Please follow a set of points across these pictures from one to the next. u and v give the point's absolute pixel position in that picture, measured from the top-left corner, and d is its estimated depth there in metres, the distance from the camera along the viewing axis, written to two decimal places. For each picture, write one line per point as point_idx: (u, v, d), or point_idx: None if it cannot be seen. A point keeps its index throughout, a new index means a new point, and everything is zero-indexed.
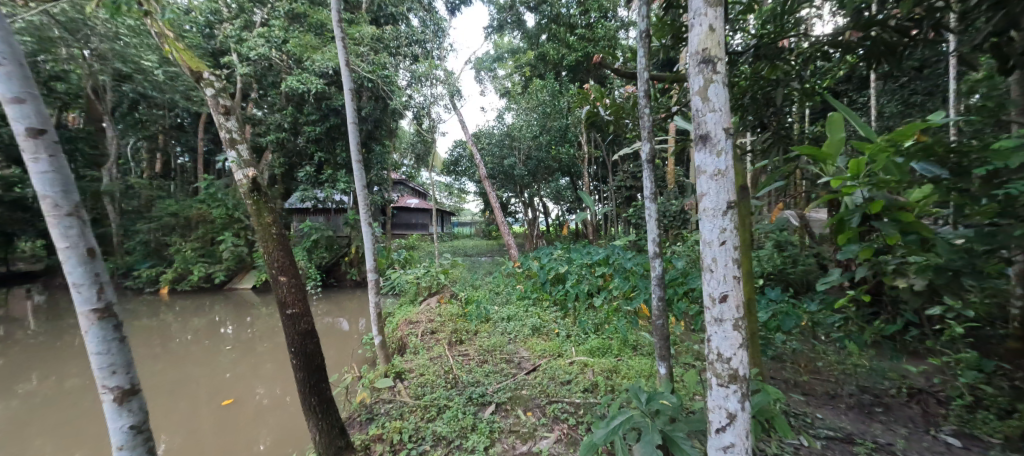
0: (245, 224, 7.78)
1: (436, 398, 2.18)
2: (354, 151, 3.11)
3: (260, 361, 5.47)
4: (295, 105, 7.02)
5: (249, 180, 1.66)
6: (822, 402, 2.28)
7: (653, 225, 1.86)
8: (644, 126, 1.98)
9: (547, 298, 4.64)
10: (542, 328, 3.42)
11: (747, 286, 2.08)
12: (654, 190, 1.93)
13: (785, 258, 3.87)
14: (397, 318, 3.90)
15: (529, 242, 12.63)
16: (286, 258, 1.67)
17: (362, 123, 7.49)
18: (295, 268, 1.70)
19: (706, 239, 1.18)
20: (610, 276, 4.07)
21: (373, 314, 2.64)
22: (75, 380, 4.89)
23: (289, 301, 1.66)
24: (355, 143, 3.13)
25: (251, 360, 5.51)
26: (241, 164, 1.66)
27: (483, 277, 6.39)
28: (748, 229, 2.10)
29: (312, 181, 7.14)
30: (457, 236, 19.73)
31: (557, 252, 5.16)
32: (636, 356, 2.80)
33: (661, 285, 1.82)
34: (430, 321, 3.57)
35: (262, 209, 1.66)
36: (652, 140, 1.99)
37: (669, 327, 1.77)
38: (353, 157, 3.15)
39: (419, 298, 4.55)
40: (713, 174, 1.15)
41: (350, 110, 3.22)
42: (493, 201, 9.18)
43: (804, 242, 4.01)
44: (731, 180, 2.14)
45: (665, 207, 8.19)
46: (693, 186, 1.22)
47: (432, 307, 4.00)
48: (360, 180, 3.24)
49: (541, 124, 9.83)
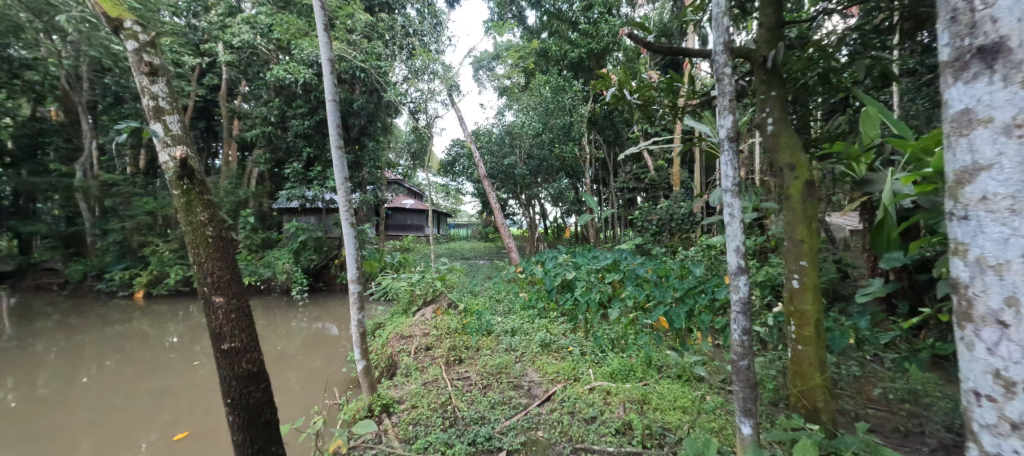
0: (228, 224, 7.09)
1: (432, 442, 1.80)
2: (332, 134, 2.43)
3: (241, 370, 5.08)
4: (282, 97, 6.59)
5: (178, 158, 1.51)
6: (896, 444, 1.92)
7: (737, 232, 1.58)
8: (722, 102, 1.61)
9: (554, 307, 4.19)
10: (551, 344, 3.02)
11: (814, 305, 1.70)
12: (735, 184, 1.60)
13: None
14: (388, 331, 3.46)
15: (529, 245, 12.15)
16: (226, 273, 1.57)
17: (354, 117, 7.07)
18: (234, 288, 1.59)
19: (981, 248, 0.80)
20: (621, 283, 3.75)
21: (357, 334, 2.23)
22: (44, 390, 4.48)
23: (225, 328, 1.55)
24: (334, 122, 2.46)
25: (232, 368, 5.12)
26: (169, 142, 1.55)
27: (483, 282, 5.97)
28: (815, 234, 1.72)
29: (300, 178, 6.69)
30: (453, 238, 19.20)
31: (563, 256, 4.77)
32: (665, 381, 2.41)
33: (745, 312, 1.58)
34: (426, 335, 3.15)
35: (192, 204, 1.53)
36: (731, 114, 1.62)
37: (753, 371, 1.53)
38: (331, 140, 2.49)
39: (413, 308, 4.07)
40: (1005, 125, 0.76)
41: (323, 68, 2.43)
42: (492, 201, 8.65)
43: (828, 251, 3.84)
44: (795, 174, 1.76)
45: (674, 210, 7.77)
46: (962, 149, 0.83)
47: (427, 317, 3.55)
48: (342, 169, 2.63)
49: (543, 120, 9.38)
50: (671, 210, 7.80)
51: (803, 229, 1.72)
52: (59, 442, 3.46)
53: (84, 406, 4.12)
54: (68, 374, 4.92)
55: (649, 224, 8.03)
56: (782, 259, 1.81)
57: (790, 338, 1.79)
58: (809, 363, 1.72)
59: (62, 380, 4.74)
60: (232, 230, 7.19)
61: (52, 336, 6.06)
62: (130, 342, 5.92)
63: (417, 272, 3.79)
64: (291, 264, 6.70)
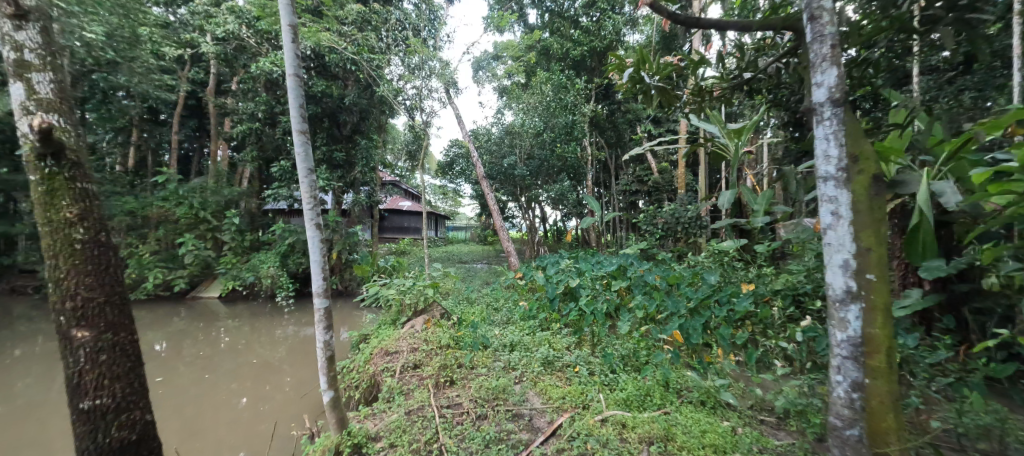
0: (213, 225, 6.72)
1: None
2: (293, 117, 2.05)
3: (228, 379, 4.88)
4: (270, 91, 6.29)
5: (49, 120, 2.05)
6: None
7: (847, 239, 1.42)
8: (820, 50, 1.51)
9: (556, 318, 3.84)
10: (554, 362, 2.71)
11: (888, 330, 1.39)
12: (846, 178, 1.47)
13: (812, 271, 3.74)
14: (371, 346, 3.11)
15: (529, 249, 11.78)
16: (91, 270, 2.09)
17: (346, 113, 6.70)
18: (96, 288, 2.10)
19: None
20: (627, 291, 3.90)
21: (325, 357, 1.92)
22: (18, 396, 4.14)
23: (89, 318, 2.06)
24: (295, 105, 2.06)
25: (219, 377, 4.93)
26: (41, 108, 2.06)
27: (480, 288, 5.64)
28: (883, 243, 1.41)
29: (288, 176, 6.34)
30: (451, 241, 18.80)
31: (566, 261, 4.54)
32: (689, 409, 2.09)
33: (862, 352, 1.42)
34: (413, 351, 2.82)
35: (58, 193, 2.05)
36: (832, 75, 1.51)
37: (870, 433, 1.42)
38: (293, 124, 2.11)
39: (402, 319, 3.68)
40: None
41: (282, 38, 2.04)
42: (491, 203, 8.28)
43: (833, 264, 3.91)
44: (861, 168, 1.47)
45: (680, 213, 7.43)
46: None
47: (417, 329, 3.22)
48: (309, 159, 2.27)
49: (545, 118, 9.04)
50: (677, 213, 7.46)
51: (869, 236, 1.41)
52: (41, 448, 3.20)
53: (58, 413, 3.80)
54: (47, 378, 4.60)
55: (654, 227, 7.71)
56: (844, 270, 1.45)
57: (855, 371, 1.45)
58: (883, 404, 1.40)
59: (38, 385, 4.41)
60: (217, 231, 6.83)
61: (18, 343, 5.62)
62: None
63: (413, 277, 3.46)
64: (277, 268, 6.35)
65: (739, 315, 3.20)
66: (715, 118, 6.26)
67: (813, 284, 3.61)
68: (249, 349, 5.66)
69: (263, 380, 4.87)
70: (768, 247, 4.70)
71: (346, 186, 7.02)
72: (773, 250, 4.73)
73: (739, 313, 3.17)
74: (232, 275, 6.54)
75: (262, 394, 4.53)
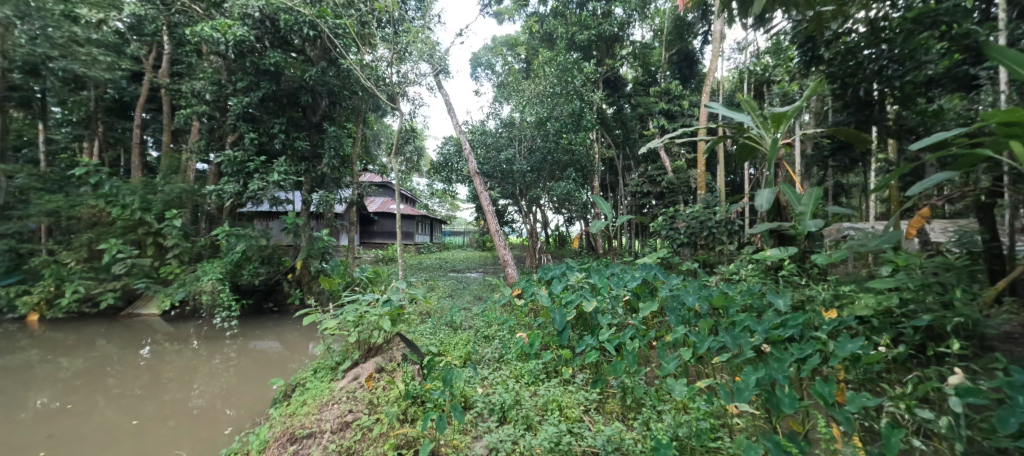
0: (154, 228, 5.73)
1: None
2: None
3: (136, 423, 3.63)
4: (223, 69, 5.41)
5: None
6: None
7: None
8: None
9: (562, 360, 2.76)
10: (566, 451, 1.70)
11: None
12: None
13: (908, 293, 2.77)
14: (288, 418, 2.15)
15: (529, 256, 10.62)
16: None
17: (313, 95, 5.65)
18: None
19: None
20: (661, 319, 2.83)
21: None
22: None
23: None
24: None
25: (129, 419, 3.71)
26: None
27: (470, 307, 4.60)
28: None
29: (237, 170, 5.21)
30: (447, 246, 17.65)
31: (575, 275, 3.48)
32: None
33: None
34: (343, 431, 1.95)
35: None
36: None
37: None
38: None
39: (345, 364, 2.65)
40: None
41: None
42: (486, 203, 7.15)
43: (942, 284, 2.85)
44: None
45: (704, 217, 6.35)
46: None
47: (353, 391, 2.25)
48: None
49: (549, 106, 8.03)
50: (702, 216, 6.38)
51: None
52: None
53: None
54: None
55: (675, 233, 6.64)
56: None
57: None
58: None
59: None
60: (160, 235, 5.86)
61: None
62: (19, 376, 4.45)
63: (389, 296, 2.43)
64: (219, 281, 5.33)
65: (836, 361, 2.19)
66: (746, 104, 5.37)
67: (923, 312, 2.59)
68: (188, 376, 4.56)
69: (195, 416, 3.75)
70: (829, 257, 3.67)
71: (315, 183, 5.97)
72: (833, 262, 3.72)
73: (837, 359, 2.17)
74: (172, 290, 5.53)
75: (191, 430, 3.50)
